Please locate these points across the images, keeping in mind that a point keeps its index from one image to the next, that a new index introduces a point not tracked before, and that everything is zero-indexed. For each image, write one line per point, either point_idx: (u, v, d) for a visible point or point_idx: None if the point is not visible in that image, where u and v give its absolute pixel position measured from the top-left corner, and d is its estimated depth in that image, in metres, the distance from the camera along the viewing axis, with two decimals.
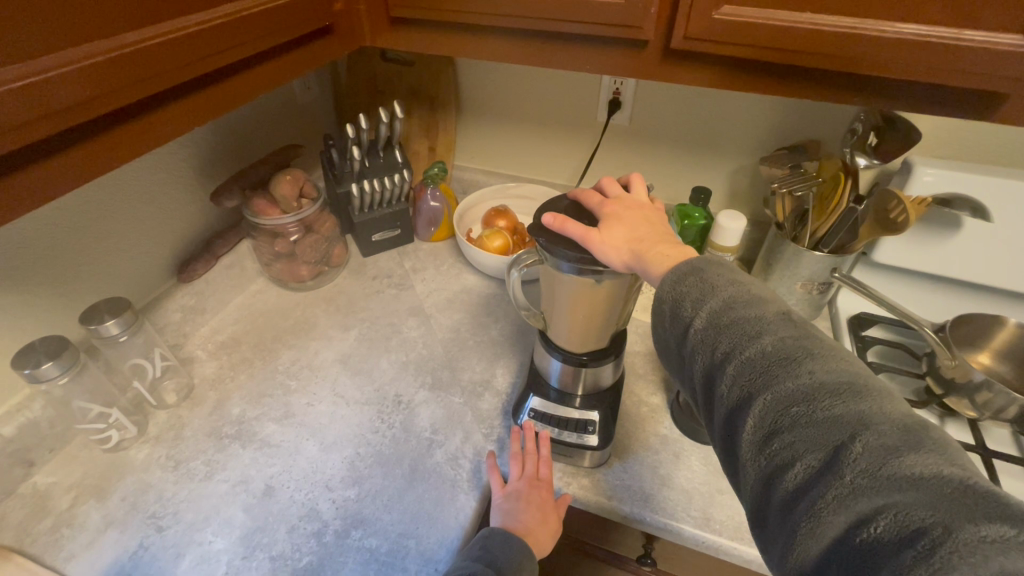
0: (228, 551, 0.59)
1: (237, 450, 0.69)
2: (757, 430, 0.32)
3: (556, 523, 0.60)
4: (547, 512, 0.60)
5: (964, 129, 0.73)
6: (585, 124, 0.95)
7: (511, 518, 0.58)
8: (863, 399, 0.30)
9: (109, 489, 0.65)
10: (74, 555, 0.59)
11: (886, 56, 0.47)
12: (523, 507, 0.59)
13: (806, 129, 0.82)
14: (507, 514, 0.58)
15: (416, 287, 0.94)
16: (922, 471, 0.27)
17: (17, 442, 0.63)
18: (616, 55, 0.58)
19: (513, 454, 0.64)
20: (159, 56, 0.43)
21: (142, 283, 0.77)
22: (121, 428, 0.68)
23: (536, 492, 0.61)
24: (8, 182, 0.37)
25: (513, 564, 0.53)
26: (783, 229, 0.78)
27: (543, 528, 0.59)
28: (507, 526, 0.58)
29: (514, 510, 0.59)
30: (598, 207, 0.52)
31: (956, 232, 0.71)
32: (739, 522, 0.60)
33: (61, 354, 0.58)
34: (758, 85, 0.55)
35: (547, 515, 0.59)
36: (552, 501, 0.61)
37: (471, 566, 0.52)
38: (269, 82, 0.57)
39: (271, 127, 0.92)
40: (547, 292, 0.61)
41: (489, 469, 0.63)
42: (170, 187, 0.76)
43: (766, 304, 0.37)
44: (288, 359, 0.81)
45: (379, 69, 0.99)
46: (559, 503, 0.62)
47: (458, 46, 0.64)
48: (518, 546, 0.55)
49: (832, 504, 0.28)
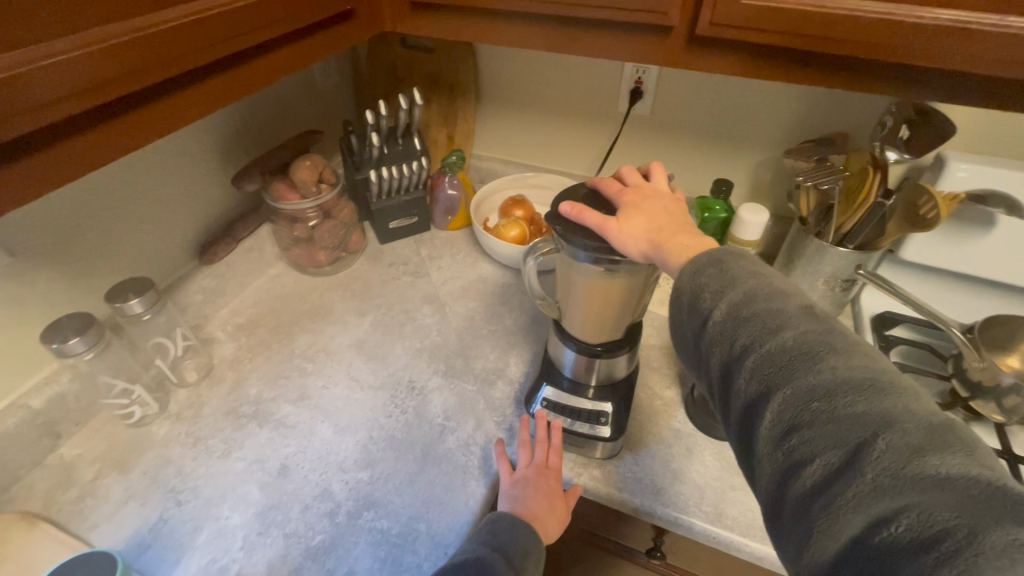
0: (244, 527, 0.61)
1: (254, 430, 0.70)
2: (774, 427, 0.32)
3: (564, 512, 0.60)
4: (554, 500, 0.60)
5: (1002, 123, 0.70)
6: (605, 113, 0.94)
7: (519, 504, 0.58)
8: (887, 396, 0.29)
9: (131, 463, 0.67)
10: (97, 525, 0.61)
11: (923, 43, 0.45)
12: (530, 494, 0.59)
13: (833, 122, 0.80)
14: (515, 500, 0.59)
15: (432, 274, 0.94)
16: (948, 472, 0.26)
17: (44, 415, 0.65)
18: (640, 43, 0.57)
19: (521, 442, 0.64)
20: (182, 37, 0.43)
21: (166, 263, 0.78)
22: (143, 404, 0.70)
23: (544, 481, 0.60)
24: (22, 167, 0.37)
25: (520, 549, 0.54)
26: (806, 224, 0.76)
27: (549, 516, 0.59)
28: (515, 512, 0.58)
29: (521, 496, 0.59)
30: (617, 196, 0.51)
31: (989, 230, 0.69)
32: (751, 518, 0.59)
33: (87, 330, 0.60)
34: (786, 74, 0.53)
35: (554, 503, 0.60)
36: (560, 490, 0.61)
37: (478, 549, 0.52)
38: (285, 67, 0.56)
39: (291, 112, 0.93)
40: (562, 281, 0.60)
41: (497, 456, 0.64)
42: (195, 170, 0.78)
43: (788, 297, 0.36)
44: (305, 342, 0.82)
45: (399, 55, 0.99)
46: (567, 494, 0.62)
47: (478, 33, 0.64)
48: (525, 532, 0.55)
49: (851, 503, 0.27)
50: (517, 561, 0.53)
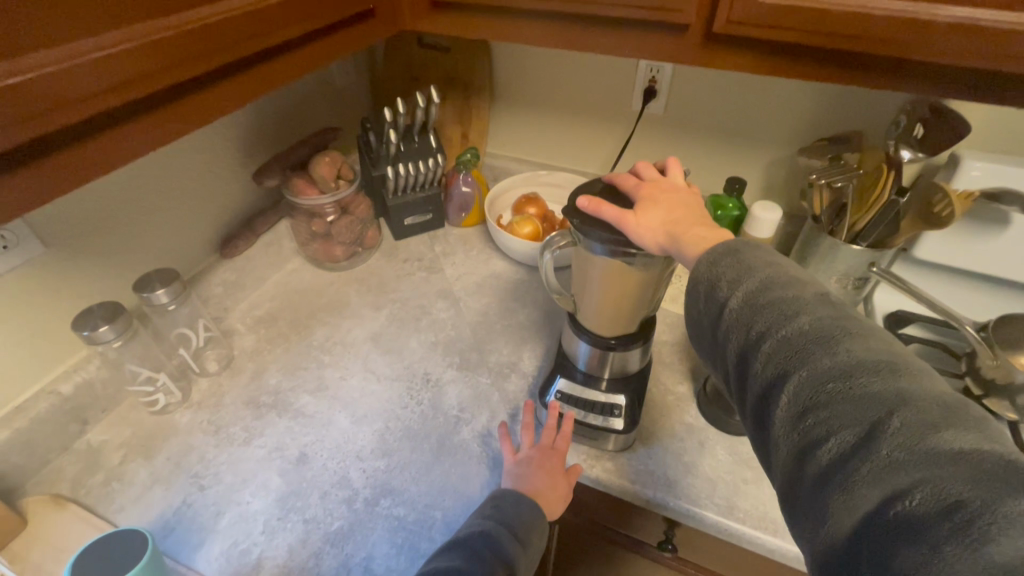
0: (265, 512, 0.62)
1: (274, 419, 0.72)
2: (791, 408, 0.33)
3: (565, 490, 0.61)
4: (556, 477, 0.61)
5: (1018, 122, 0.70)
6: (618, 112, 0.95)
7: (522, 481, 0.59)
8: (902, 376, 0.30)
9: (155, 449, 0.69)
10: (123, 508, 0.63)
11: (938, 41, 0.46)
12: (534, 471, 0.60)
13: (847, 121, 0.81)
14: (519, 478, 0.60)
15: (446, 270, 0.96)
16: (961, 447, 0.27)
17: (73, 401, 0.67)
18: (657, 41, 0.58)
19: (525, 424, 0.65)
20: (215, 33, 0.45)
21: (189, 256, 0.80)
22: (167, 392, 0.72)
23: (548, 459, 0.61)
24: (66, 156, 0.39)
25: (524, 523, 0.55)
26: (819, 222, 0.76)
27: (553, 492, 0.60)
28: (518, 488, 0.59)
29: (525, 474, 0.60)
30: (633, 190, 0.52)
31: (1004, 229, 0.69)
32: (762, 512, 0.60)
33: (116, 318, 0.62)
34: (801, 71, 0.54)
35: (556, 480, 0.60)
36: (563, 469, 0.62)
37: (484, 525, 0.54)
38: (310, 64, 0.58)
39: (310, 110, 0.95)
40: (577, 274, 0.61)
41: (501, 438, 0.65)
42: (218, 165, 0.80)
43: (804, 285, 0.37)
44: (322, 334, 0.84)
45: (415, 55, 1.00)
46: (569, 472, 0.62)
47: (497, 32, 0.65)
48: (528, 507, 0.56)
49: (866, 479, 0.28)
50: (522, 534, 0.54)
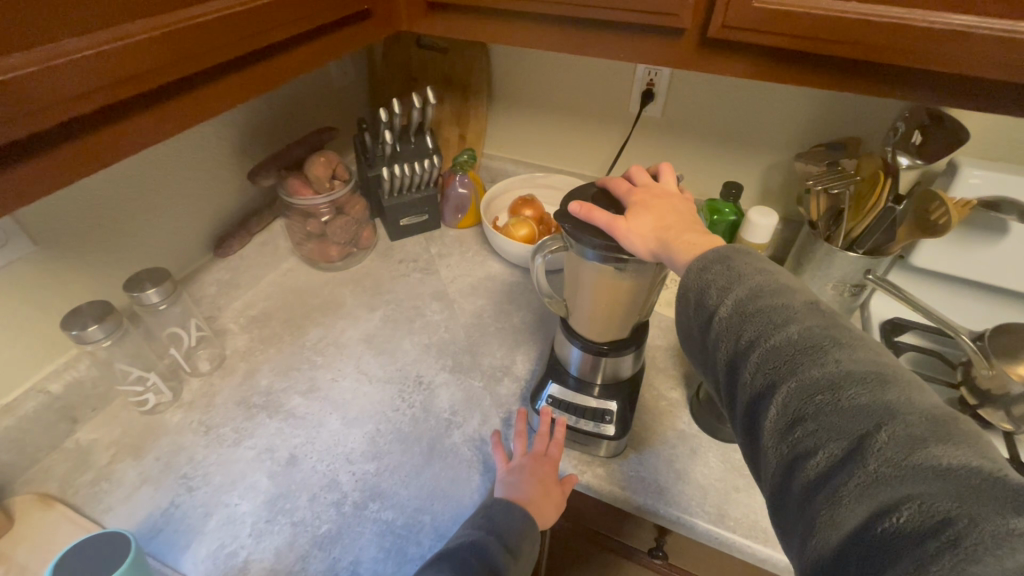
0: (253, 514, 0.62)
1: (265, 420, 0.71)
2: (779, 419, 0.32)
3: (560, 497, 0.61)
4: (548, 486, 0.60)
5: (1018, 130, 0.69)
6: (616, 114, 0.94)
7: (513, 490, 0.59)
8: (890, 389, 0.30)
9: (145, 449, 0.68)
10: (111, 508, 0.63)
11: (935, 48, 0.45)
12: (525, 479, 0.59)
13: (846, 126, 0.80)
14: (511, 487, 0.59)
15: (441, 272, 0.95)
16: (950, 462, 0.26)
17: (63, 399, 0.67)
18: (652, 44, 0.57)
19: (518, 431, 0.65)
20: (207, 34, 0.45)
21: (181, 255, 0.80)
22: (158, 392, 0.72)
23: (540, 466, 0.61)
24: (51, 158, 0.38)
25: (515, 532, 0.55)
26: (817, 228, 0.75)
27: (545, 500, 0.59)
28: (510, 497, 0.58)
29: (516, 482, 0.59)
30: (626, 195, 0.52)
31: (1001, 238, 0.68)
32: (753, 520, 0.59)
33: (106, 317, 0.61)
34: (798, 78, 0.54)
35: (548, 489, 0.60)
36: (556, 478, 0.61)
37: (475, 536, 0.53)
38: (304, 65, 0.58)
39: (306, 109, 0.94)
40: (570, 279, 0.61)
41: (494, 445, 0.64)
42: (212, 164, 0.79)
43: (793, 294, 0.37)
44: (316, 335, 0.84)
45: (413, 54, 1.00)
46: (564, 482, 0.62)
47: (491, 33, 0.65)
48: (520, 515, 0.56)
49: (853, 493, 0.28)
50: (515, 545, 0.54)
